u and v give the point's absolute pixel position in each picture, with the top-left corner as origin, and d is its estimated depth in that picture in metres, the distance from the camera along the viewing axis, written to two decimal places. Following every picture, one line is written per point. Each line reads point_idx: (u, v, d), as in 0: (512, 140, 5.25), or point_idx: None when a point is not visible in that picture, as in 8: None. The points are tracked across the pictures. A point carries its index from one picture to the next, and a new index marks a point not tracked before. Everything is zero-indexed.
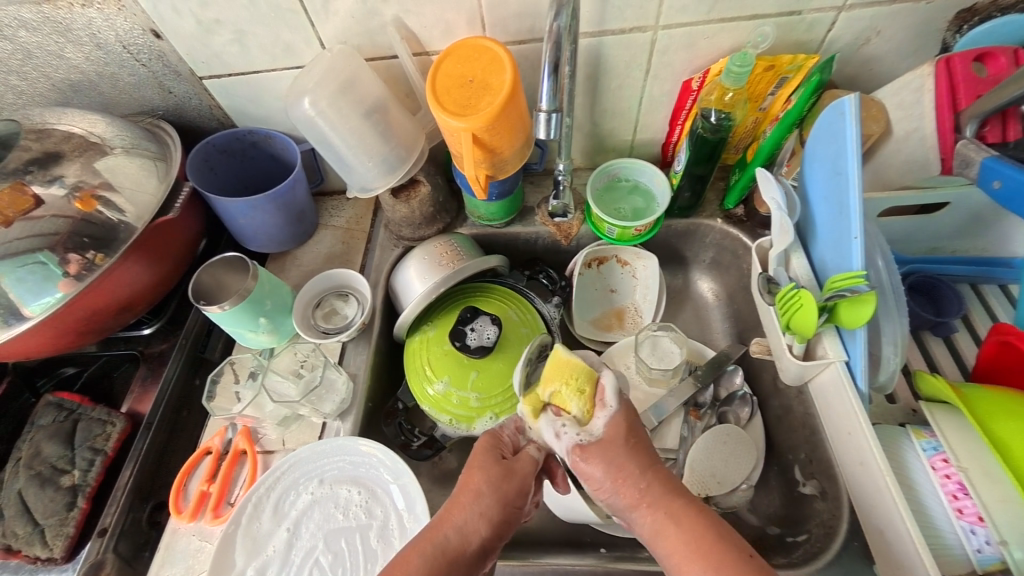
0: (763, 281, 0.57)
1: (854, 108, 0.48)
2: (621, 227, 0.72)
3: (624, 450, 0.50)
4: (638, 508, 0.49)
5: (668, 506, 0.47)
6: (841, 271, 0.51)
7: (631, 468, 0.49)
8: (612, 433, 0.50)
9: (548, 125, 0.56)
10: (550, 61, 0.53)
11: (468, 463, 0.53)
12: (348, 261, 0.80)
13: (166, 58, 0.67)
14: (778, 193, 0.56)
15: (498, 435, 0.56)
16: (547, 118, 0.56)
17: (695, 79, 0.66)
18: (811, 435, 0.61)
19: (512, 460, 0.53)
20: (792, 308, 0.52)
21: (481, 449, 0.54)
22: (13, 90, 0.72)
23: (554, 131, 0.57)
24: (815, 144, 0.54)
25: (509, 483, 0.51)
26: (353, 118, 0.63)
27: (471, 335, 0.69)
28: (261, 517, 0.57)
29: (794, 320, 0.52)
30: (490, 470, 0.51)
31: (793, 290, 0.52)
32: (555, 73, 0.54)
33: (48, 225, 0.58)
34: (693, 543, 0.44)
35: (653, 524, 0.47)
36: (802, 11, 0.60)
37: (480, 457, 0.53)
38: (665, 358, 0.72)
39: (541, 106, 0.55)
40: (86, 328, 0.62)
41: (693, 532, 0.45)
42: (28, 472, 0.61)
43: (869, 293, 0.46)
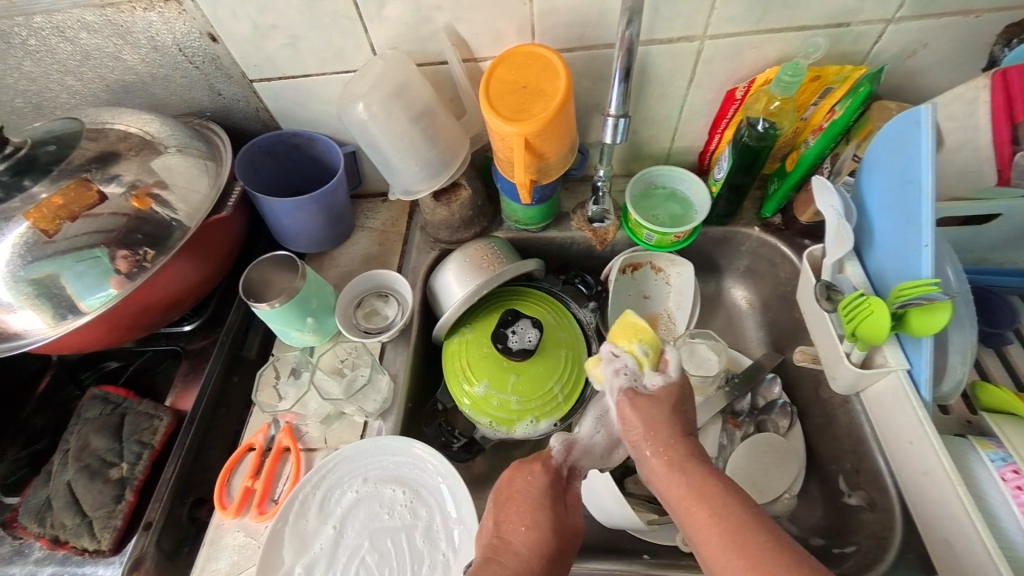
0: (823, 286, 0.57)
1: (931, 117, 0.48)
2: (660, 233, 0.72)
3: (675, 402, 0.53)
4: (665, 454, 0.50)
5: (685, 462, 0.48)
6: (907, 279, 0.51)
7: (666, 427, 0.51)
8: (667, 392, 0.54)
9: (615, 130, 0.60)
10: (622, 68, 0.56)
11: (519, 514, 0.51)
12: (385, 262, 0.81)
13: (219, 60, 0.69)
14: (835, 198, 0.57)
15: (555, 477, 0.55)
16: (615, 123, 0.59)
17: (739, 88, 0.67)
18: (855, 444, 0.61)
19: (567, 514, 0.52)
20: (860, 315, 0.52)
21: (537, 499, 0.52)
22: (67, 89, 0.74)
23: (621, 135, 0.61)
24: (880, 153, 0.54)
25: (565, 544, 0.50)
26: (404, 123, 0.64)
27: (513, 337, 0.68)
28: (307, 515, 0.57)
29: (862, 327, 0.52)
30: (549, 525, 0.50)
31: (861, 297, 0.53)
32: (626, 79, 0.56)
33: (107, 222, 0.58)
34: (698, 491, 0.45)
35: (672, 472, 0.48)
36: (850, 23, 0.60)
37: (533, 509, 0.51)
38: (704, 365, 0.71)
39: (610, 111, 0.59)
40: (136, 322, 0.63)
41: (702, 486, 0.46)
42: (76, 464, 0.61)
43: (946, 301, 0.46)
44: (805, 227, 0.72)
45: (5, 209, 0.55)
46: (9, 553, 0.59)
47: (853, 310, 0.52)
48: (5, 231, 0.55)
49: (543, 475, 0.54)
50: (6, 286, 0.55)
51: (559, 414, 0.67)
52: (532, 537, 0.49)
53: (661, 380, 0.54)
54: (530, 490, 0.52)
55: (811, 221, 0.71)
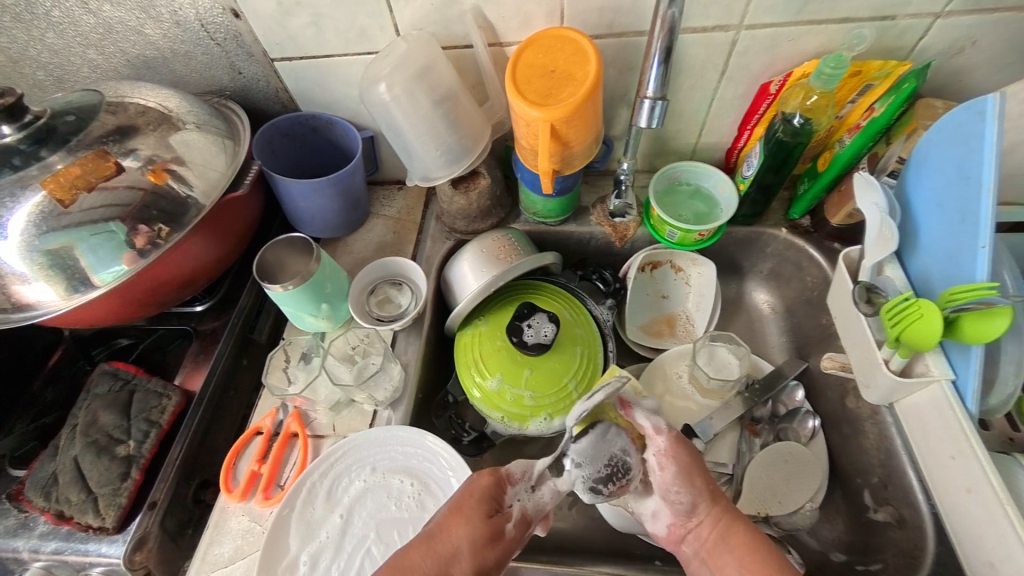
0: (862, 289, 0.55)
1: (995, 109, 0.45)
2: (685, 230, 0.69)
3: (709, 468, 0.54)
4: (706, 515, 0.51)
5: (735, 518, 0.50)
6: (958, 282, 0.49)
7: (698, 473, 0.52)
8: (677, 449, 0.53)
9: (651, 113, 0.57)
10: (661, 50, 0.54)
11: (453, 505, 0.49)
12: (400, 251, 0.79)
13: (241, 38, 0.68)
14: (880, 196, 0.54)
15: (500, 483, 0.52)
16: (652, 105, 0.57)
17: (774, 82, 0.64)
18: (884, 458, 0.58)
19: (500, 520, 0.49)
20: (905, 319, 0.49)
21: (475, 496, 0.50)
22: (89, 63, 0.73)
23: (656, 120, 0.58)
24: (933, 150, 0.52)
25: (489, 549, 0.47)
26: (425, 105, 0.62)
27: (529, 331, 0.67)
28: (314, 503, 0.56)
29: (908, 332, 0.49)
30: (477, 526, 0.48)
31: (906, 300, 0.49)
32: (664, 63, 0.54)
33: (123, 195, 0.57)
34: (752, 545, 0.48)
35: (714, 531, 0.50)
36: (896, 16, 0.57)
37: (469, 505, 0.49)
38: (723, 369, 0.69)
39: (647, 93, 0.57)
40: (149, 298, 0.63)
41: (755, 541, 0.49)
42: (84, 439, 0.61)
43: (1004, 306, 0.43)
44: (836, 230, 0.69)
45: (23, 176, 0.55)
46: (14, 526, 0.58)
47: (899, 313, 0.49)
48: (22, 200, 0.54)
49: (489, 477, 0.52)
50: (21, 256, 0.55)
51: None
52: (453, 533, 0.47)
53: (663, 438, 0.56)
54: (475, 488, 0.51)
55: (843, 224, 0.68)
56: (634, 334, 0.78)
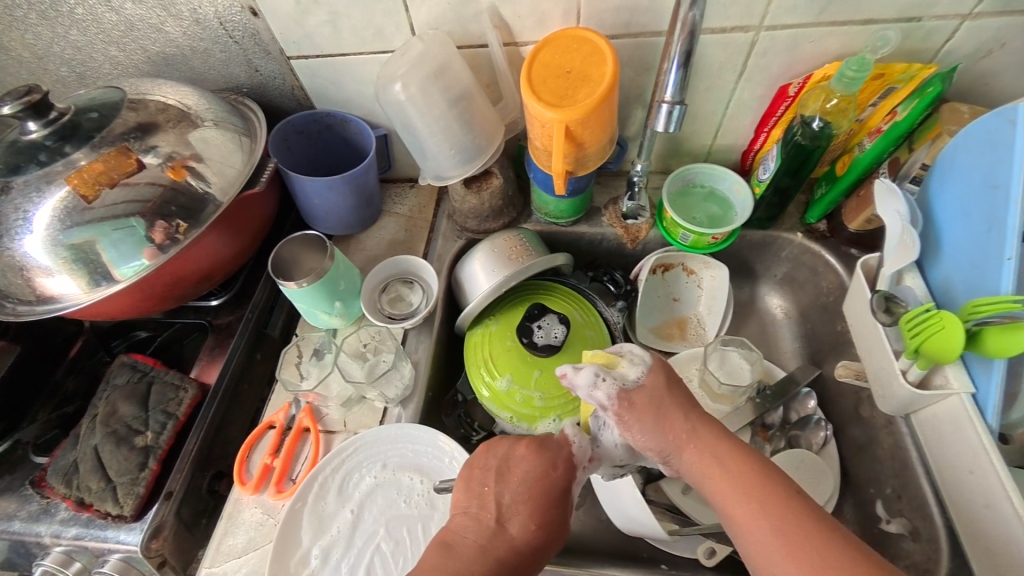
0: (881, 298, 0.53)
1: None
2: (698, 233, 0.69)
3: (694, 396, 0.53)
4: (681, 456, 0.50)
5: (711, 448, 0.49)
6: (983, 294, 0.48)
7: (673, 411, 0.51)
8: (649, 388, 0.52)
9: (669, 117, 0.56)
10: (682, 52, 0.53)
11: (520, 490, 0.49)
12: (411, 248, 0.80)
13: (258, 35, 0.68)
14: (902, 204, 0.53)
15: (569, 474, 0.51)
16: (670, 109, 0.56)
17: (794, 84, 0.63)
18: (899, 468, 0.57)
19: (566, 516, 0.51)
20: (926, 331, 0.48)
21: (544, 487, 0.50)
22: (111, 61, 0.75)
23: (675, 124, 0.57)
24: (961, 154, 0.51)
25: (549, 542, 0.48)
26: (440, 105, 0.62)
27: (539, 333, 0.68)
28: (326, 497, 0.57)
29: (930, 344, 0.48)
30: (541, 520, 0.48)
31: (928, 312, 0.49)
32: (685, 65, 0.53)
33: (144, 192, 0.59)
34: (738, 482, 0.46)
35: (697, 466, 0.49)
36: (922, 17, 0.56)
37: (537, 495, 0.49)
38: (735, 374, 0.69)
39: (665, 98, 0.56)
40: (167, 293, 0.64)
41: (742, 476, 0.47)
42: (103, 429, 0.62)
43: None
44: (854, 235, 0.68)
45: (49, 172, 0.56)
46: (37, 511, 0.60)
47: (921, 324, 0.49)
48: (48, 194, 0.56)
49: (560, 469, 0.51)
50: (46, 250, 0.56)
51: None
52: (525, 528, 0.48)
53: (637, 375, 0.53)
54: (548, 482, 0.50)
55: (860, 230, 0.67)
56: (644, 336, 0.78)
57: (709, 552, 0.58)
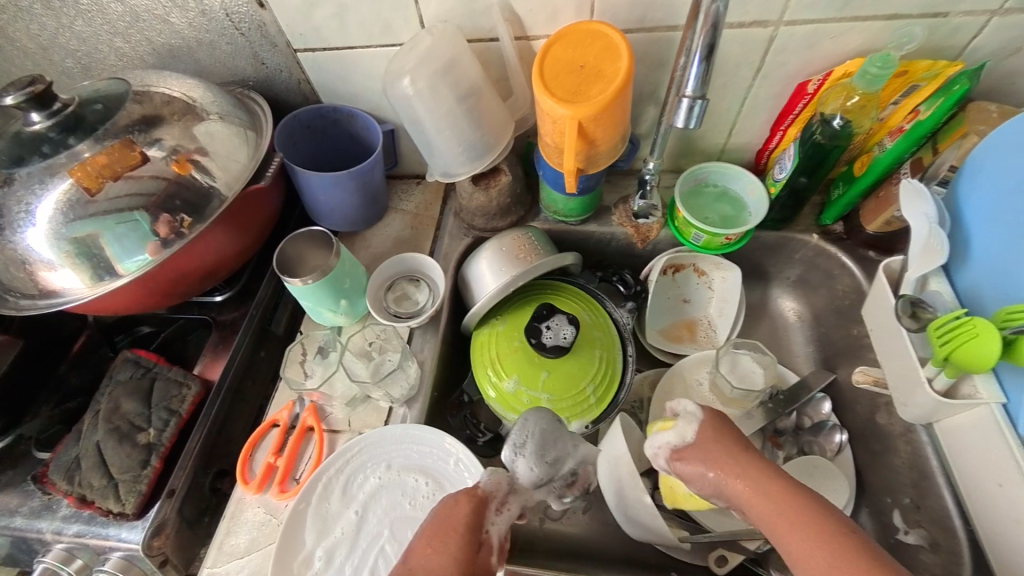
0: (907, 303, 0.52)
1: None
2: (710, 234, 0.67)
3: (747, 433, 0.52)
4: (746, 505, 0.47)
5: (771, 482, 0.46)
6: (1015, 299, 0.47)
7: (734, 465, 0.48)
8: (704, 440, 0.51)
9: (689, 112, 0.54)
10: (704, 46, 0.50)
11: (433, 532, 0.47)
12: (417, 246, 0.79)
13: (265, 28, 0.67)
14: (929, 206, 0.51)
15: (480, 505, 0.50)
16: (691, 104, 0.53)
17: (812, 81, 0.61)
18: (918, 478, 0.55)
19: (484, 553, 0.49)
20: (958, 340, 0.46)
21: (458, 527, 0.48)
22: (116, 52, 0.74)
23: (695, 120, 0.54)
24: (989, 156, 0.50)
25: None
26: (449, 100, 0.61)
27: (547, 333, 0.67)
28: (330, 498, 0.56)
29: (962, 353, 0.46)
30: (461, 558, 0.46)
31: (958, 319, 0.47)
32: (708, 58, 0.51)
33: (147, 185, 0.58)
34: (809, 527, 0.43)
35: (765, 516, 0.45)
36: (948, 14, 0.54)
37: (454, 535, 0.47)
38: (746, 378, 0.68)
39: (686, 92, 0.53)
40: (170, 288, 0.63)
41: (804, 515, 0.43)
42: (106, 425, 0.61)
43: None
44: (871, 237, 0.66)
45: (52, 164, 0.55)
46: (39, 507, 0.60)
47: (951, 331, 0.47)
48: (52, 187, 0.55)
49: (468, 503, 0.50)
50: (49, 244, 0.56)
51: (593, 416, 0.64)
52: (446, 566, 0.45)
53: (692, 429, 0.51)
54: (456, 522, 0.48)
55: (878, 232, 0.65)
56: (653, 339, 0.76)
57: (722, 560, 0.58)
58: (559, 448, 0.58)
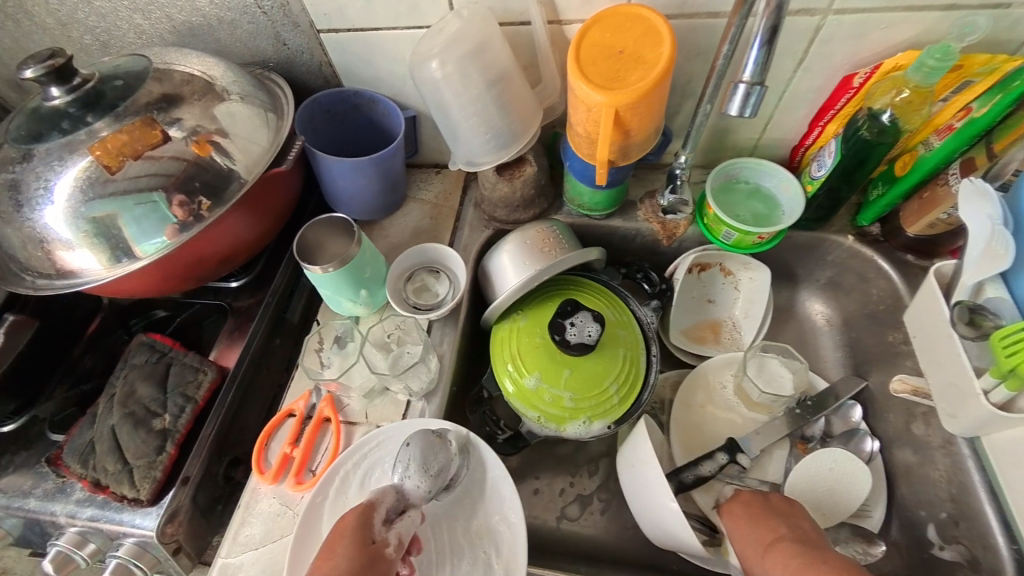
0: (964, 309, 0.50)
1: None
2: (743, 232, 0.65)
3: (766, 512, 0.51)
4: None
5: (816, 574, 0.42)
6: None
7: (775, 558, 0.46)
8: (739, 532, 0.51)
9: (745, 100, 0.49)
10: (767, 28, 0.46)
11: (327, 544, 0.47)
12: (437, 237, 0.77)
13: (288, 7, 0.65)
14: (996, 208, 0.48)
15: (368, 512, 0.49)
16: (747, 91, 0.48)
17: (858, 74, 0.58)
18: (957, 492, 0.53)
19: (377, 548, 0.47)
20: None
21: (345, 533, 0.47)
22: (135, 29, 0.72)
23: (750, 109, 0.49)
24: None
25: None
26: (478, 85, 0.59)
27: (572, 330, 0.64)
28: (347, 492, 0.55)
29: None
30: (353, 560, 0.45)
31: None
32: (768, 43, 0.47)
33: (168, 165, 0.56)
34: None
35: None
36: (1010, 4, 0.51)
37: (343, 541, 0.47)
38: (774, 382, 0.66)
39: (743, 78, 0.48)
40: (188, 273, 0.62)
41: None
42: (121, 410, 0.61)
43: None
44: (911, 240, 0.64)
45: (71, 141, 0.54)
46: (52, 490, 0.59)
47: (1018, 342, 0.44)
48: (69, 164, 0.54)
49: (355, 514, 0.49)
50: (67, 223, 0.54)
51: (614, 416, 0.63)
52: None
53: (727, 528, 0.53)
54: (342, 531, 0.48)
55: (919, 235, 0.63)
56: (676, 339, 0.75)
57: None
58: (444, 457, 0.52)
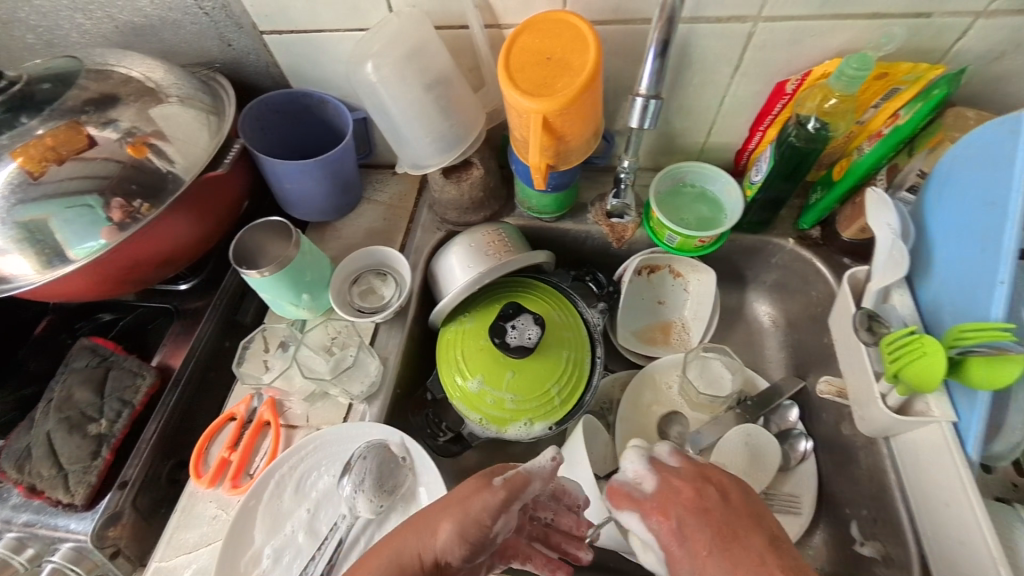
0: (863, 316, 0.52)
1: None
2: (685, 236, 0.66)
3: (720, 521, 0.42)
4: None
5: None
6: (970, 319, 0.47)
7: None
8: (674, 539, 0.43)
9: (644, 111, 0.54)
10: (659, 40, 0.50)
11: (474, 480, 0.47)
12: (389, 239, 0.77)
13: (230, 8, 0.65)
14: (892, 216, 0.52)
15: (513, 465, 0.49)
16: (645, 103, 0.53)
17: (791, 81, 0.59)
18: (878, 490, 0.55)
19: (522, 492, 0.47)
20: (908, 356, 0.47)
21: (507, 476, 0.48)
22: (77, 28, 0.71)
23: (650, 120, 0.55)
24: (959, 165, 0.49)
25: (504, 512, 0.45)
26: (416, 88, 0.59)
27: (512, 333, 0.64)
28: (282, 495, 0.55)
29: (909, 369, 0.47)
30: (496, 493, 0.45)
31: (910, 335, 0.48)
32: (661, 55, 0.51)
33: (99, 168, 0.56)
34: None
35: None
36: (932, 14, 0.52)
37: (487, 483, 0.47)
38: (715, 384, 0.68)
39: (640, 91, 0.53)
40: (127, 275, 0.61)
41: None
42: (57, 415, 0.60)
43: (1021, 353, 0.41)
44: (847, 244, 0.65)
45: None
46: None
47: (901, 347, 0.48)
48: None
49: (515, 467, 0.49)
50: None
51: (556, 417, 0.63)
52: (454, 546, 0.43)
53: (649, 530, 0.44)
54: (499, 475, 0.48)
55: (854, 239, 0.64)
56: (626, 339, 0.75)
57: None
58: (397, 476, 0.55)
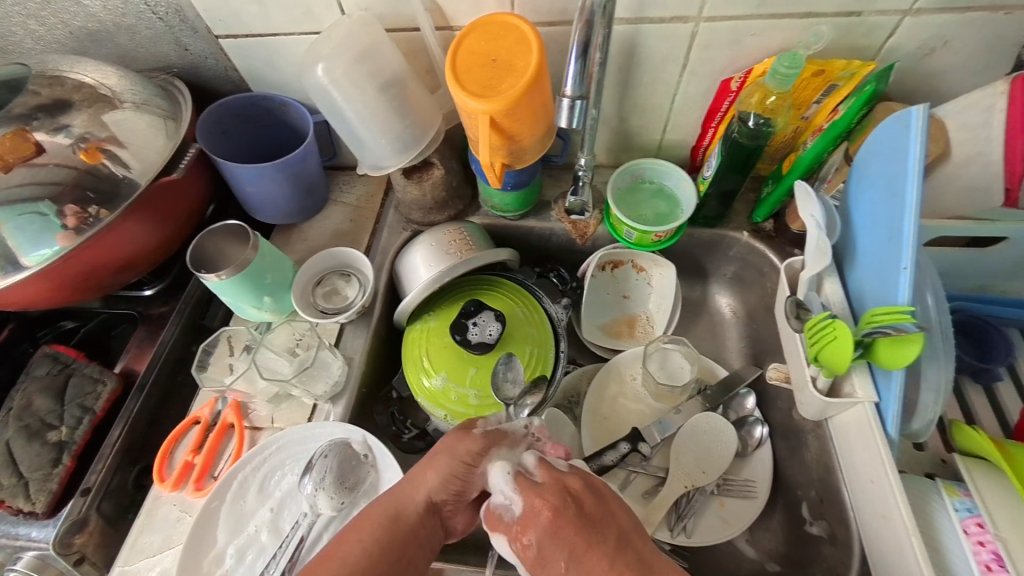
0: (793, 304, 0.57)
1: (921, 121, 0.45)
2: (641, 231, 0.67)
3: (580, 530, 0.42)
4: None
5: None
6: (884, 304, 0.49)
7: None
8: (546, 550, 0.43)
9: (571, 112, 0.55)
10: (579, 41, 0.51)
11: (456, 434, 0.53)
12: (355, 240, 0.77)
13: (183, 13, 0.65)
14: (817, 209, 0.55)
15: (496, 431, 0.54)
16: (571, 104, 0.54)
17: (735, 78, 0.61)
18: (824, 471, 0.58)
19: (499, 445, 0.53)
20: (824, 340, 0.51)
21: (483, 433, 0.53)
22: (30, 34, 0.71)
23: (577, 121, 0.55)
24: (871, 157, 0.52)
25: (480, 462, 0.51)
26: (369, 90, 0.59)
27: (473, 330, 0.66)
28: (245, 496, 0.56)
29: (825, 352, 0.50)
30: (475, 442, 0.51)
31: (826, 321, 0.51)
32: (583, 56, 0.51)
33: (51, 174, 0.57)
34: None
35: None
36: (863, 12, 0.54)
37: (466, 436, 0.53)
38: (675, 375, 0.69)
39: (566, 92, 0.54)
40: (84, 283, 0.60)
41: None
42: (16, 423, 0.60)
43: (916, 332, 0.44)
44: (796, 236, 0.68)
45: None
46: None
47: (820, 331, 0.51)
48: None
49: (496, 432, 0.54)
50: None
51: None
52: (442, 485, 0.50)
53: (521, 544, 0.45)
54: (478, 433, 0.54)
55: (802, 230, 0.67)
56: (591, 333, 0.77)
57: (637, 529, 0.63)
58: (358, 472, 0.56)
